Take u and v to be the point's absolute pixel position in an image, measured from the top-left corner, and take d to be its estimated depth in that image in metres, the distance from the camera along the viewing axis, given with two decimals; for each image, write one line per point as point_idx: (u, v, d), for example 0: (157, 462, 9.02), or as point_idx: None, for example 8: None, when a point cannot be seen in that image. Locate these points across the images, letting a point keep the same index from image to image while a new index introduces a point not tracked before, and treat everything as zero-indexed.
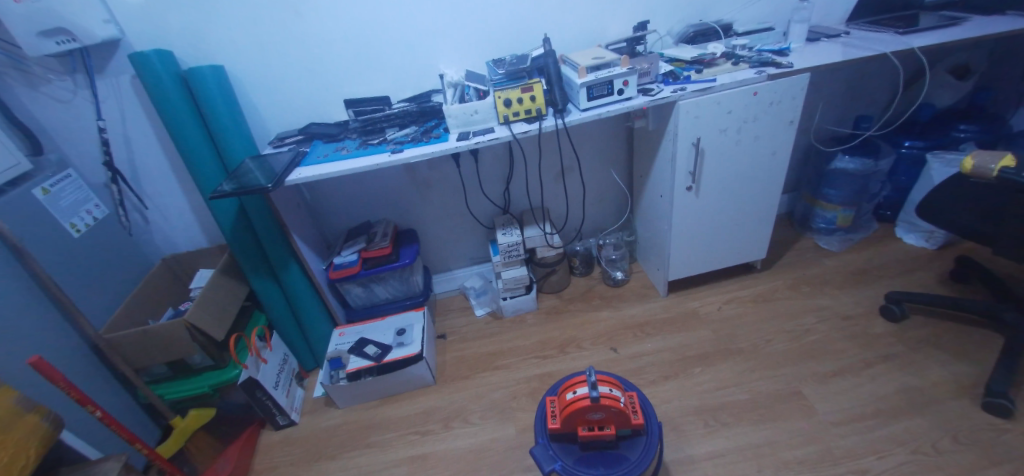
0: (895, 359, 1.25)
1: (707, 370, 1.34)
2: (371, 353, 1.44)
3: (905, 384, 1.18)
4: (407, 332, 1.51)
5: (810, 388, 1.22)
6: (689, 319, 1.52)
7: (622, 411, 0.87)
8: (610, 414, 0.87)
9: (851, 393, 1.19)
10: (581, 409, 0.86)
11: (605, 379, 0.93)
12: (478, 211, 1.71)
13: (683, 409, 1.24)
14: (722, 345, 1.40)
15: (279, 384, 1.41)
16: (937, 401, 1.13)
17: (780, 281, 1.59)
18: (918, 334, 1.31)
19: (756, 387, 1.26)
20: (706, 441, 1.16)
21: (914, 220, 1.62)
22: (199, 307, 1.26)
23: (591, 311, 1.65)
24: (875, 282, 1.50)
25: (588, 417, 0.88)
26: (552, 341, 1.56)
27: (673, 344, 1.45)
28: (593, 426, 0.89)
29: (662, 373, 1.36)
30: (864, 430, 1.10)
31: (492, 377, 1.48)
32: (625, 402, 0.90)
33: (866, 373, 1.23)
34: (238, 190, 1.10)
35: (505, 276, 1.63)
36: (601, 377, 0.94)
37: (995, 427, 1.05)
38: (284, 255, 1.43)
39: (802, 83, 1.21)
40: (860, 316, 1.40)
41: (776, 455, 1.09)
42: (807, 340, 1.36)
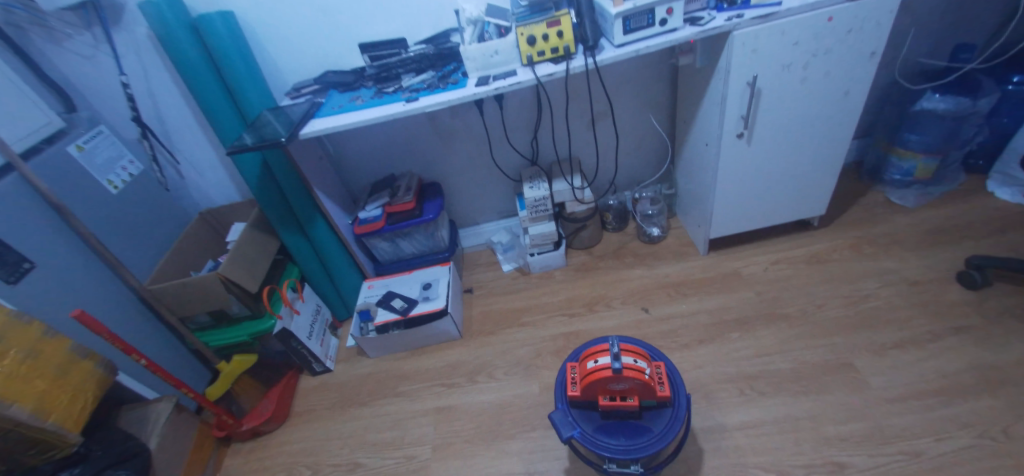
0: (969, 332, 1.10)
1: (746, 335, 1.26)
2: (398, 306, 1.46)
3: (978, 359, 1.05)
4: (433, 287, 1.50)
5: (862, 359, 1.12)
6: (730, 281, 1.41)
7: (646, 382, 0.83)
8: (632, 384, 0.83)
9: (910, 368, 1.07)
10: (601, 380, 0.82)
11: (632, 348, 0.87)
12: (504, 163, 1.62)
13: (717, 376, 1.19)
14: (765, 310, 1.30)
15: (312, 334, 1.48)
16: (1016, 382, 0.99)
17: (839, 240, 1.42)
18: (1002, 304, 1.14)
19: (801, 357, 1.17)
20: (739, 410, 1.11)
21: (1010, 171, 1.38)
22: (232, 262, 1.31)
23: (623, 269, 1.57)
24: (956, 243, 1.31)
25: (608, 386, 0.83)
26: (580, 299, 1.51)
27: (711, 307, 1.36)
28: (614, 396, 0.86)
29: (696, 337, 1.29)
30: (923, 409, 1.00)
31: (517, 334, 1.46)
32: (650, 374, 0.85)
33: (932, 346, 1.10)
34: (250, 145, 1.07)
35: (532, 232, 1.56)
36: (625, 346, 0.89)
37: None
38: (310, 210, 1.43)
39: (892, 4, 0.98)
40: (931, 282, 1.23)
41: (817, 430, 1.03)
42: (865, 307, 1.23)
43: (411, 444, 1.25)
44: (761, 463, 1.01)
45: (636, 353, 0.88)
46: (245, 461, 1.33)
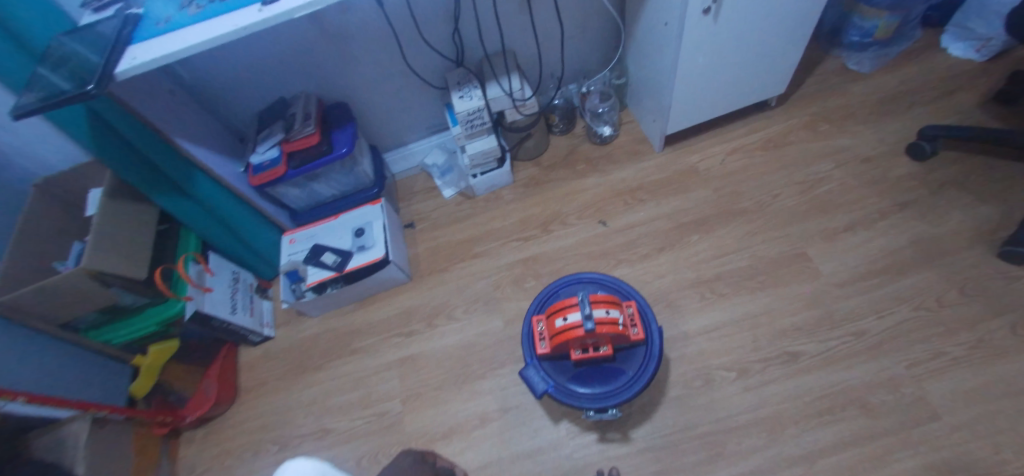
0: (913, 207, 1.12)
1: (704, 237, 1.22)
2: (330, 261, 1.24)
3: (919, 234, 1.09)
4: (366, 233, 1.28)
5: (815, 248, 1.13)
6: (687, 179, 1.33)
7: (622, 332, 0.77)
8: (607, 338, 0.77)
9: (858, 251, 1.10)
10: (573, 339, 0.75)
11: (602, 298, 0.80)
12: (422, 67, 1.30)
13: (678, 283, 1.17)
14: (723, 207, 1.25)
15: (236, 307, 1.27)
16: (950, 252, 1.05)
17: (795, 119, 1.33)
18: (945, 173, 1.15)
19: (758, 253, 1.16)
20: (701, 315, 1.12)
21: (970, 23, 1.30)
22: (95, 250, 1.02)
23: (576, 179, 1.42)
24: (907, 110, 1.27)
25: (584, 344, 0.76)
26: (533, 219, 1.39)
27: (669, 211, 1.28)
28: (586, 347, 0.80)
29: (656, 245, 1.24)
30: (868, 289, 1.05)
31: (471, 268, 1.34)
32: (625, 323, 0.79)
33: (880, 226, 1.12)
34: (60, 97, 0.70)
35: (470, 151, 1.34)
36: (595, 295, 0.80)
37: (1007, 275, 1.00)
38: (184, 168, 1.09)
39: None
40: (881, 158, 1.21)
41: (773, 324, 1.06)
42: (818, 192, 1.21)
43: (380, 401, 1.19)
44: (722, 363, 1.05)
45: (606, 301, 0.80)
46: (203, 448, 1.23)
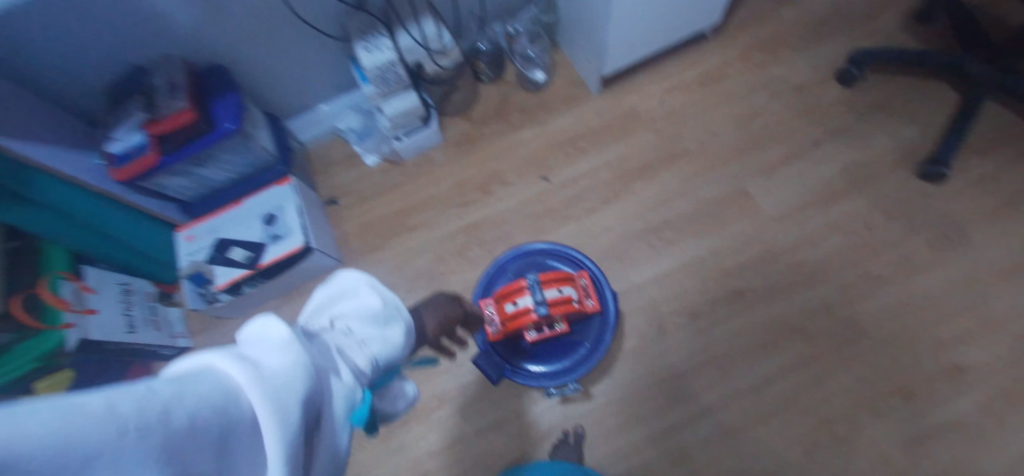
0: (842, 134, 1.14)
1: (649, 184, 1.18)
2: (241, 258, 1.08)
3: (848, 162, 1.11)
4: (279, 219, 1.11)
5: (755, 184, 1.13)
6: (627, 122, 1.25)
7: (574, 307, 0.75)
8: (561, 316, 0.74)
9: (794, 183, 1.11)
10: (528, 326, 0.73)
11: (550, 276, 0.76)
12: (312, 14, 1.06)
13: (626, 235, 1.13)
14: (665, 150, 1.20)
15: (135, 325, 1.08)
16: (875, 176, 1.09)
17: (730, 50, 1.28)
18: (870, 98, 1.17)
19: (701, 195, 1.14)
20: (651, 265, 1.10)
21: None
22: None
23: (512, 132, 1.30)
24: (835, 34, 1.26)
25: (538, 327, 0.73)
26: (471, 181, 1.27)
27: (612, 159, 1.22)
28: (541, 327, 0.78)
29: (602, 197, 1.18)
30: (804, 221, 1.07)
31: (409, 242, 1.22)
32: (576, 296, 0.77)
33: (813, 156, 1.13)
34: None
35: (389, 111, 1.15)
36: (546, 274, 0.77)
37: (924, 194, 1.05)
38: (12, 170, 0.83)
39: None
40: (813, 85, 1.20)
41: (719, 265, 1.07)
42: (756, 126, 1.19)
43: None
44: (674, 310, 1.05)
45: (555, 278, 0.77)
46: None
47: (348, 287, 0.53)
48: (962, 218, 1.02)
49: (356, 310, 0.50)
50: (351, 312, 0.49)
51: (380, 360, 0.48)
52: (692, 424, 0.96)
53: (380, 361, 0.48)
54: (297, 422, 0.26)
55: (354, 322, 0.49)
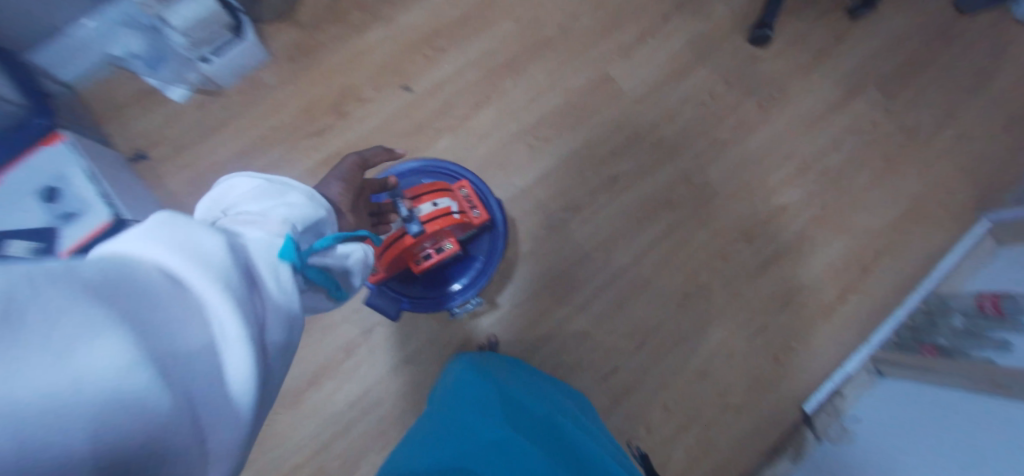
0: (688, 5, 1.17)
1: (518, 80, 1.11)
2: (25, 253, 0.77)
3: (695, 33, 1.16)
4: (65, 194, 0.83)
5: (617, 67, 1.13)
6: (484, 12, 1.13)
7: (453, 222, 0.74)
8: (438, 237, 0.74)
9: (651, 60, 1.14)
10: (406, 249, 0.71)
11: (419, 194, 0.74)
12: None
13: (504, 139, 1.09)
14: (528, 40, 1.13)
15: None
16: (717, 45, 1.16)
17: None
18: None
19: (569, 85, 1.12)
20: (533, 165, 1.09)
21: None
22: None
23: (355, 37, 1.10)
24: None
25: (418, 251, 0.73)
26: (319, 105, 1.07)
27: (475, 57, 1.11)
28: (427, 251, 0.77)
29: (472, 102, 1.10)
30: (662, 98, 1.13)
31: None
32: (454, 212, 0.76)
33: (665, 31, 1.15)
34: None
35: (178, 24, 0.86)
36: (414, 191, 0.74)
37: (755, 57, 1.16)
38: None
39: None
40: None
41: (594, 155, 1.10)
42: (611, 3, 1.16)
43: None
44: (560, 206, 1.08)
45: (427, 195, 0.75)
46: None
47: (235, 184, 0.44)
48: (783, 77, 1.16)
49: (247, 195, 0.42)
50: (240, 198, 0.42)
51: (296, 223, 0.40)
52: (589, 304, 1.06)
53: (298, 225, 0.41)
54: (216, 269, 0.27)
55: (249, 202, 0.41)
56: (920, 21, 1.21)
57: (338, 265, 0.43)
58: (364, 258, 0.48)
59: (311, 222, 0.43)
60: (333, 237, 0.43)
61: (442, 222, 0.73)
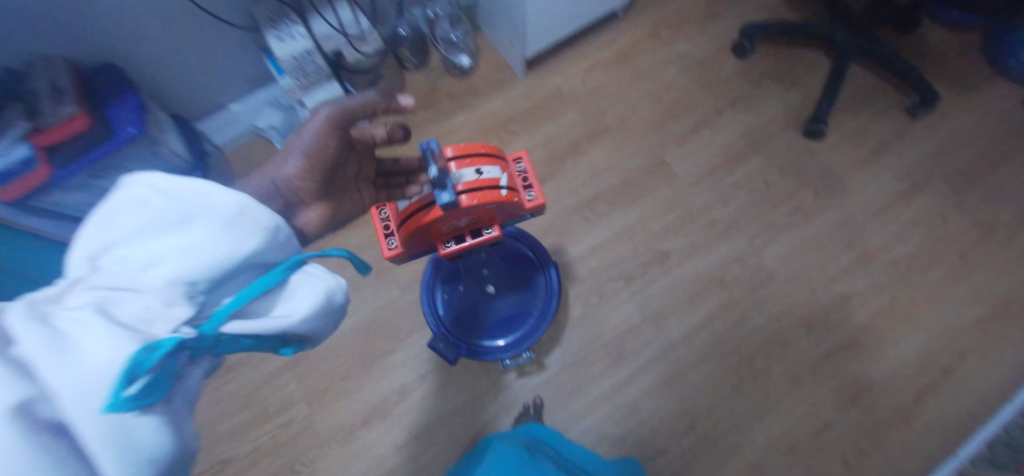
0: (741, 101, 1.27)
1: (579, 161, 1.24)
2: None
3: (748, 126, 1.25)
4: None
5: (672, 153, 1.23)
6: (553, 103, 1.30)
7: (495, 191, 0.58)
8: (476, 210, 0.58)
9: (705, 149, 1.23)
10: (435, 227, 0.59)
11: (465, 159, 0.59)
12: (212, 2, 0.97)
13: (563, 210, 1.19)
14: (591, 127, 1.27)
15: None
16: (770, 137, 1.23)
17: (641, 28, 1.37)
18: (761, 67, 1.31)
19: (626, 167, 1.23)
20: (588, 236, 1.17)
21: None
22: None
23: (443, 119, 1.30)
24: (730, 11, 1.38)
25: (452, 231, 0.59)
26: None
27: (542, 139, 1.26)
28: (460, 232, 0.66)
29: (537, 177, 1.23)
30: (715, 183, 1.20)
31: (350, 241, 1.19)
32: (500, 183, 0.59)
33: (718, 124, 1.25)
34: None
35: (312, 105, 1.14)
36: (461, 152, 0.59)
37: (809, 149, 1.22)
38: None
39: None
40: (714, 58, 1.32)
41: (647, 230, 1.17)
42: (668, 99, 1.29)
43: (281, 409, 1.07)
44: (612, 275, 1.14)
45: (472, 158, 0.59)
46: None
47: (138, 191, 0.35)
48: (840, 169, 1.20)
49: (143, 218, 0.33)
50: (135, 218, 0.33)
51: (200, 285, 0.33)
52: (637, 376, 1.06)
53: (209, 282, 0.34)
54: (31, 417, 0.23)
55: (140, 236, 0.32)
56: (986, 123, 1.21)
57: (276, 328, 0.37)
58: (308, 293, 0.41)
59: (228, 272, 0.35)
60: (250, 296, 0.36)
61: (483, 191, 0.57)
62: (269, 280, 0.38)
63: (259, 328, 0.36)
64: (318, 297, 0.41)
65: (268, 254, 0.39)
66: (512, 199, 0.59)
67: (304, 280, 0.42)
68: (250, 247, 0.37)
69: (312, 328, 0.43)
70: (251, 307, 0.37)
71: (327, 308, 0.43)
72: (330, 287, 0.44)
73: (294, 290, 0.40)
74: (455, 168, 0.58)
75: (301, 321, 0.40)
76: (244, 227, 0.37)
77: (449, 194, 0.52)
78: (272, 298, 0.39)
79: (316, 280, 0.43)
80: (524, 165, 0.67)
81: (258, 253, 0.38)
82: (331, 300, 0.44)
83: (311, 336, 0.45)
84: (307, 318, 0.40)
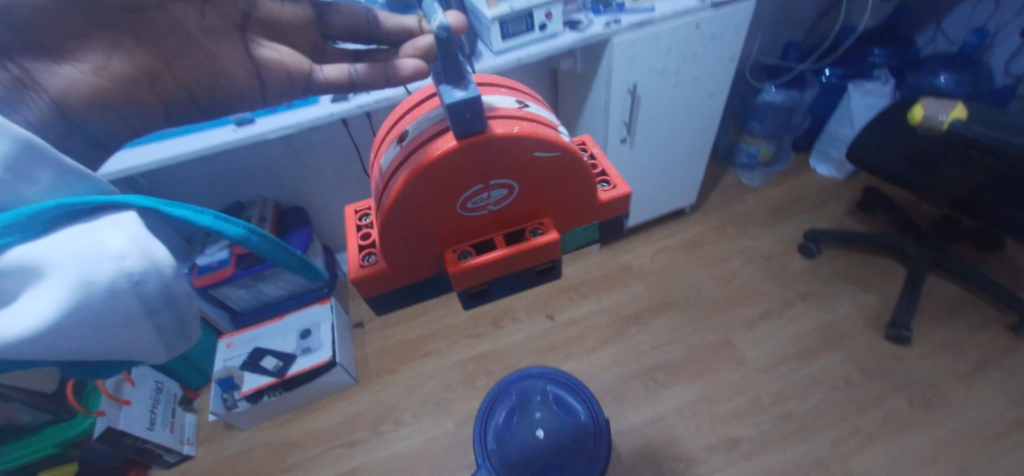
0: (811, 296, 1.31)
1: (643, 329, 1.31)
2: (271, 366, 1.19)
3: (820, 321, 1.25)
4: (312, 334, 1.25)
5: (739, 336, 1.25)
6: (623, 275, 1.46)
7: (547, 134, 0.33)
8: (510, 151, 0.31)
9: (774, 337, 1.24)
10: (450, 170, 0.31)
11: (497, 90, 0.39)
12: None
13: (623, 375, 1.22)
14: (656, 301, 1.37)
15: (156, 422, 1.13)
16: (847, 335, 1.21)
17: (708, 223, 1.56)
18: (830, 268, 1.37)
19: (690, 342, 1.26)
20: (648, 406, 1.15)
21: (827, 150, 1.62)
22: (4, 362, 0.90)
23: None
24: (794, 218, 1.53)
25: (463, 182, 0.32)
26: (484, 316, 1.42)
27: (609, 305, 1.38)
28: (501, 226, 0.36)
29: (601, 338, 1.31)
30: (787, 373, 1.16)
31: (422, 368, 1.31)
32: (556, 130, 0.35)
33: (788, 314, 1.28)
34: None
35: None
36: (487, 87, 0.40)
37: (894, 353, 1.16)
38: None
39: (747, 12, 1.02)
40: (780, 255, 1.43)
41: (712, 411, 1.12)
42: (734, 285, 1.37)
43: None
44: (672, 454, 1.07)
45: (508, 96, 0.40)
46: None
47: None
48: (939, 382, 1.09)
49: None
50: None
51: None
52: None
53: None
54: None
55: None
56: None
57: None
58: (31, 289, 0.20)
59: None
60: None
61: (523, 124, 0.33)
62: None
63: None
64: (55, 302, 0.20)
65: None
66: (575, 155, 0.33)
67: (40, 252, 0.20)
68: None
69: (88, 349, 0.22)
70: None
71: (98, 320, 0.21)
72: (102, 282, 0.21)
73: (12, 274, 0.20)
74: (486, 98, 0.37)
75: (7, 345, 0.20)
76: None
77: (467, 87, 0.30)
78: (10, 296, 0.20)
79: (56, 262, 0.20)
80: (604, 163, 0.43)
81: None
82: (104, 307, 0.21)
83: (138, 353, 0.25)
84: (26, 336, 0.20)
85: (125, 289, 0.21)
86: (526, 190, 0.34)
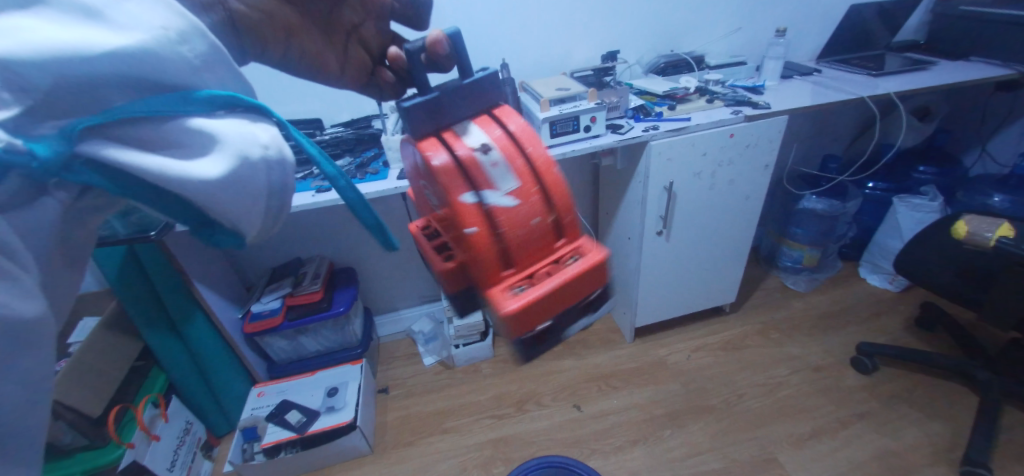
0: (869, 418, 1.18)
1: (677, 432, 1.22)
2: (294, 421, 1.19)
3: (882, 448, 1.11)
4: (338, 393, 1.27)
5: (785, 453, 1.13)
6: (657, 370, 1.40)
7: (462, 184, 0.32)
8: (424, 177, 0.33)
9: (826, 460, 1.11)
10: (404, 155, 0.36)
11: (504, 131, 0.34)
12: None
13: None
14: (692, 402, 1.29)
15: (175, 463, 1.15)
16: (915, 469, 1.06)
17: (749, 325, 1.50)
18: (888, 389, 1.25)
19: (730, 454, 1.15)
20: None
21: (877, 261, 1.58)
22: (73, 381, 0.97)
23: (553, 359, 1.49)
24: (845, 328, 1.44)
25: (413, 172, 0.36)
26: (508, 396, 1.38)
27: (641, 401, 1.31)
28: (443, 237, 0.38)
29: (630, 436, 1.22)
30: None
31: (440, 445, 1.27)
32: (484, 188, 0.32)
33: (842, 435, 1.15)
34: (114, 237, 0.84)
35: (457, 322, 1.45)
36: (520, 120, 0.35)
37: None
38: (188, 310, 1.14)
39: (779, 126, 1.10)
40: (831, 367, 1.33)
41: None
42: (780, 395, 1.27)
43: None
44: None
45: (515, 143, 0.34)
46: None
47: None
48: None
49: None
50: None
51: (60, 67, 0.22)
52: None
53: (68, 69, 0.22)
54: None
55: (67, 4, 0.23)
56: None
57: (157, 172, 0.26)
58: (206, 147, 0.26)
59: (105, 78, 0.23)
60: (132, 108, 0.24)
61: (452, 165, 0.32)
62: (148, 106, 0.25)
63: (139, 162, 0.25)
64: (225, 164, 0.26)
65: (183, 74, 0.25)
66: (460, 225, 0.31)
67: (210, 124, 0.26)
68: (114, 39, 0.23)
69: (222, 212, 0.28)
70: (122, 131, 0.25)
71: (238, 189, 0.27)
72: (253, 160, 0.27)
73: (189, 135, 0.26)
74: (475, 131, 0.34)
75: (185, 180, 0.26)
76: (131, 13, 0.24)
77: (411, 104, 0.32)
78: (187, 144, 0.26)
79: (226, 138, 0.26)
80: (586, 262, 0.33)
81: (138, 53, 0.23)
82: (256, 173, 0.27)
83: (241, 227, 0.30)
84: (200, 187, 0.26)
85: (264, 169, 0.27)
86: (443, 218, 0.34)
